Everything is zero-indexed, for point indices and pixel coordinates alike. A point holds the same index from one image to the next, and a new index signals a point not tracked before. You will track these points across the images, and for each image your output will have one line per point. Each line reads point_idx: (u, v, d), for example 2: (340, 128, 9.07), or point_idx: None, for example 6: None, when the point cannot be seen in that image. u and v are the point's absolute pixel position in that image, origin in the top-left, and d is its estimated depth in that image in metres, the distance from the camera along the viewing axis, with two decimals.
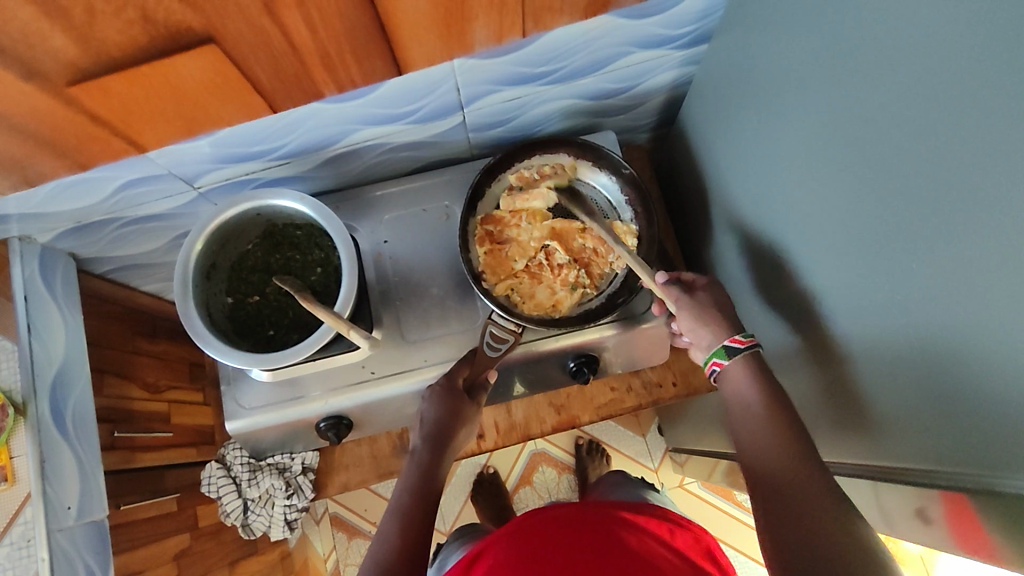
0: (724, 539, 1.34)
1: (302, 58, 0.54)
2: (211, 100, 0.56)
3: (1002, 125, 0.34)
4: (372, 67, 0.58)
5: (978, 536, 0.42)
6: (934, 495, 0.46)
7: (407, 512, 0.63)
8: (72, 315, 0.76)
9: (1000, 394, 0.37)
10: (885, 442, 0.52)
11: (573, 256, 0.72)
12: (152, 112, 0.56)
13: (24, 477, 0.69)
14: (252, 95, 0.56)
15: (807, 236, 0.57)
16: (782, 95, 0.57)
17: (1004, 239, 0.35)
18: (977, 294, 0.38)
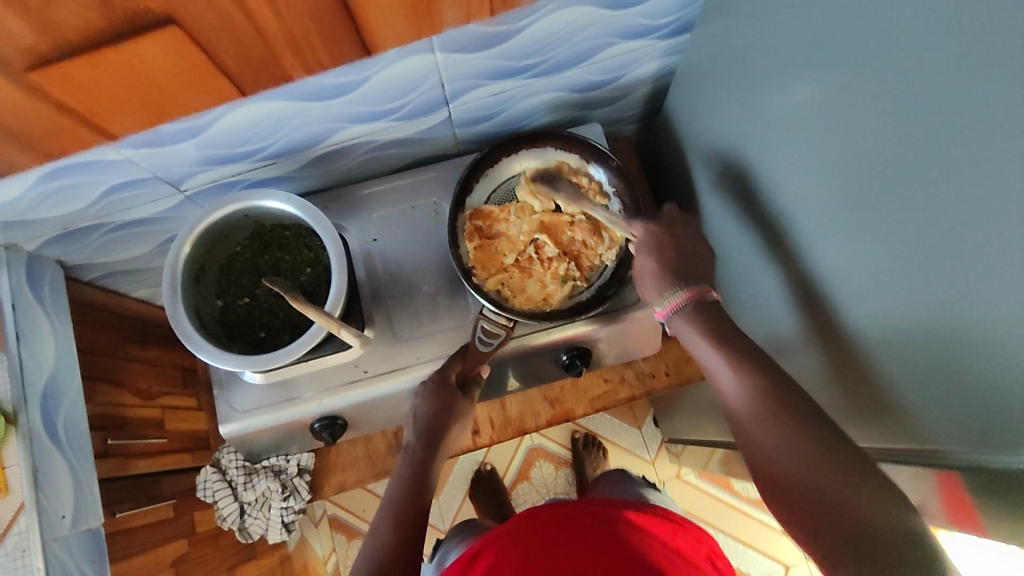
0: (723, 528, 1.34)
1: (265, 38, 0.52)
2: (178, 87, 0.54)
3: (988, 103, 0.35)
4: (342, 50, 0.56)
5: (972, 512, 0.43)
6: (930, 475, 0.46)
7: (401, 510, 0.63)
8: (61, 324, 0.75)
9: (996, 369, 0.38)
10: (881, 424, 0.52)
11: (562, 249, 0.72)
12: (118, 100, 0.54)
13: (19, 486, 0.65)
14: (219, 79, 0.55)
15: (794, 222, 0.57)
16: (766, 81, 0.57)
17: (993, 216, 0.36)
18: (970, 272, 0.38)
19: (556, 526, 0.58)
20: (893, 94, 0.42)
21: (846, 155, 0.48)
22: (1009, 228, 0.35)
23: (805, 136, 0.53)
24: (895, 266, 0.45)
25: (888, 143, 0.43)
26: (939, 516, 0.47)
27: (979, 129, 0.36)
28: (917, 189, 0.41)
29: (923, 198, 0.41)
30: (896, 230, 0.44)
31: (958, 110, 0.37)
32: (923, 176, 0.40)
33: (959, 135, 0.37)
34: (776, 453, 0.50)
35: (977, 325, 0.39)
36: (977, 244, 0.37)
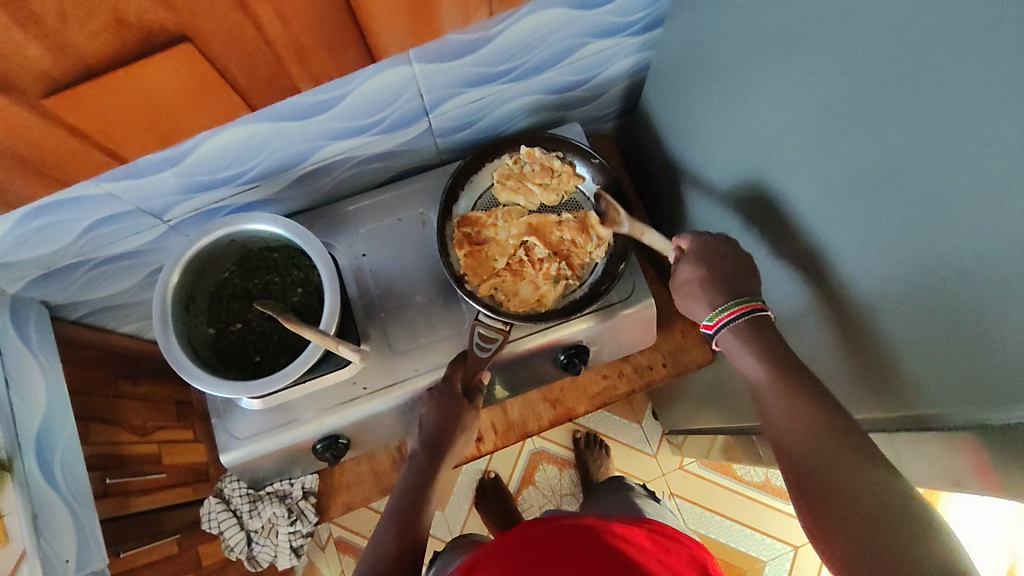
0: (731, 515, 1.35)
1: (275, 52, 0.53)
2: (188, 104, 0.54)
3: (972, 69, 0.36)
4: (347, 58, 0.57)
5: (973, 466, 0.45)
6: (962, 444, 0.45)
7: (404, 514, 0.64)
8: (50, 365, 0.74)
9: (994, 326, 0.39)
10: (876, 396, 0.54)
11: (552, 249, 0.72)
12: (132, 121, 0.54)
13: (18, 535, 0.63)
14: (229, 95, 0.55)
15: (781, 204, 0.59)
16: (741, 69, 0.58)
17: (987, 177, 0.37)
18: (966, 235, 0.39)
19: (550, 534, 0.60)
20: (875, 69, 0.43)
21: (830, 133, 0.49)
22: (1001, 189, 0.36)
23: (787, 118, 0.54)
24: (888, 236, 0.46)
25: (874, 117, 0.44)
26: (944, 476, 0.49)
27: (962, 96, 0.37)
28: (908, 159, 0.42)
29: (915, 167, 0.42)
30: (889, 200, 0.45)
31: (941, 78, 0.38)
32: (912, 146, 0.41)
33: (946, 104, 0.38)
34: (813, 455, 0.50)
35: (975, 284, 0.40)
36: (970, 205, 0.38)
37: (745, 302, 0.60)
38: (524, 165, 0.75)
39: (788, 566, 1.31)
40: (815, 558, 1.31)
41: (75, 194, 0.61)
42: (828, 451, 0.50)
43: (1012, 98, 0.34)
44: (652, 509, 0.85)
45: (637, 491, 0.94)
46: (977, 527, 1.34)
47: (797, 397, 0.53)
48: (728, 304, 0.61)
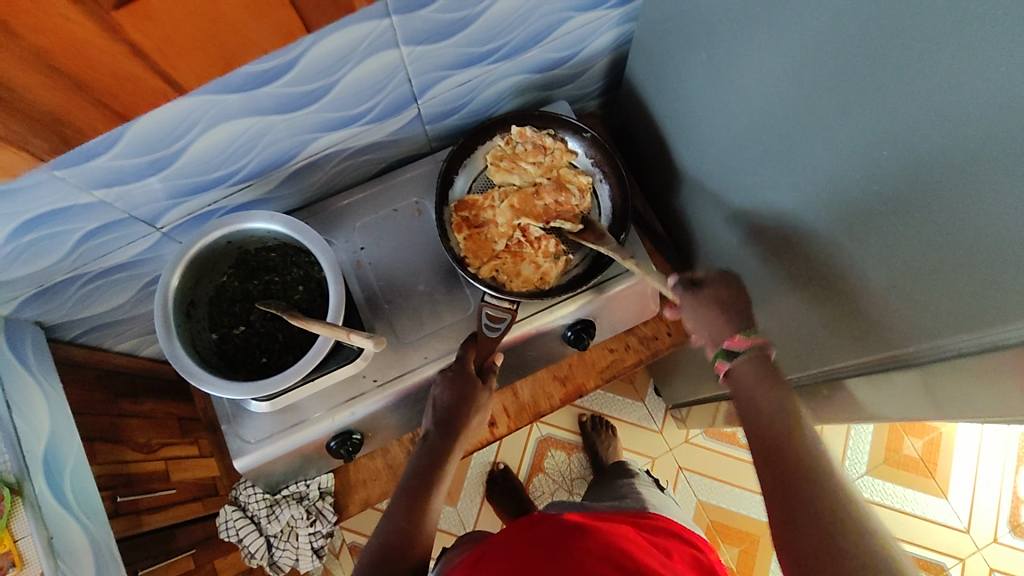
0: (740, 483, 1.36)
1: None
2: (243, 22, 0.49)
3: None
4: None
5: (993, 385, 0.46)
6: (969, 364, 0.46)
7: (416, 494, 0.64)
8: (51, 386, 0.72)
9: (999, 244, 0.40)
10: (878, 339, 0.55)
11: (544, 219, 0.73)
12: (186, 40, 0.48)
13: (35, 558, 0.62)
14: (286, 13, 0.50)
15: (777, 159, 0.59)
16: (729, 29, 0.59)
17: (984, 104, 0.38)
18: (967, 162, 0.40)
19: (546, 537, 0.59)
20: (868, 7, 0.44)
21: (825, 77, 0.50)
22: (997, 112, 0.37)
23: (779, 71, 0.55)
24: (891, 174, 0.47)
25: (869, 55, 0.45)
26: (964, 403, 0.50)
27: (957, 23, 0.38)
28: (906, 93, 0.43)
29: (913, 100, 0.43)
30: (886, 137, 0.46)
31: (934, 9, 0.39)
32: (908, 80, 0.42)
33: (941, 31, 0.39)
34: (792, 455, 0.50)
35: (974, 206, 0.41)
36: (969, 130, 0.39)
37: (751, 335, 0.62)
38: (517, 146, 0.75)
39: None
40: None
41: (66, 205, 0.60)
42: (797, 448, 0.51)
43: (1008, 15, 0.35)
44: (654, 502, 0.82)
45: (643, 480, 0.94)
46: (977, 474, 1.38)
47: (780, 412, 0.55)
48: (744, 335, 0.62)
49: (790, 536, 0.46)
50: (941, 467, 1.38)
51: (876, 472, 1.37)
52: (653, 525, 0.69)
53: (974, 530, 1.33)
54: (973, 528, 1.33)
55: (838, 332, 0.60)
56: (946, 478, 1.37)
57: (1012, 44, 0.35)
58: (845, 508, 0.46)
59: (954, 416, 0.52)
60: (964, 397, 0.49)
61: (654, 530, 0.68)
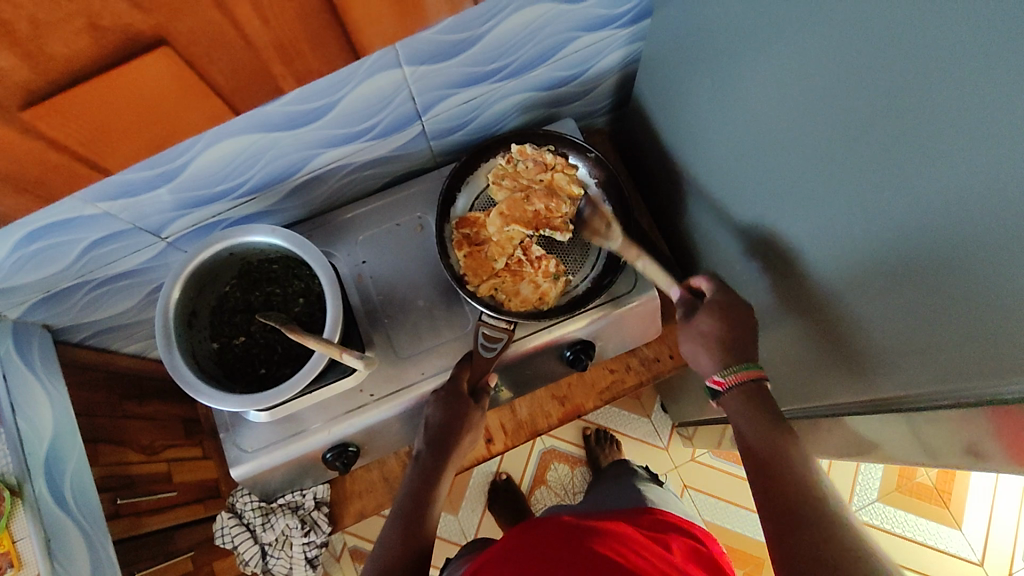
0: (745, 504, 1.34)
1: (256, 49, 0.51)
2: (174, 107, 0.53)
3: (959, 48, 0.36)
4: (326, 54, 0.55)
5: (976, 437, 0.44)
6: (964, 417, 0.45)
7: (410, 517, 0.64)
8: (56, 388, 0.74)
9: (995, 291, 0.38)
10: (863, 381, 0.56)
11: (534, 225, 0.72)
12: (114, 128, 0.52)
13: (32, 559, 0.63)
14: (210, 95, 0.54)
15: (779, 189, 0.59)
16: (733, 56, 0.58)
17: (981, 154, 0.37)
18: (964, 211, 0.39)
19: (534, 546, 0.59)
20: (867, 43, 0.43)
21: (824, 111, 0.49)
22: (994, 161, 0.36)
23: (779, 103, 0.54)
24: (887, 213, 0.46)
25: (866, 91, 0.44)
26: (949, 454, 0.49)
27: (954, 69, 0.37)
28: (902, 135, 0.42)
29: (908, 140, 0.42)
30: (884, 176, 0.45)
31: (932, 52, 0.38)
32: (906, 121, 0.41)
33: (939, 72, 0.38)
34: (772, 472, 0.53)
35: (972, 252, 0.40)
36: (966, 177, 0.38)
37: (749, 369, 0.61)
38: (519, 164, 0.75)
39: None
40: None
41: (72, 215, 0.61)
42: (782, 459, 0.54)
43: (1006, 62, 0.33)
44: (653, 496, 0.82)
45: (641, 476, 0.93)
46: (992, 505, 1.34)
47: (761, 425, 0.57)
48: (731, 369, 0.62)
49: (777, 533, 0.49)
50: (955, 497, 1.34)
51: (887, 498, 1.34)
52: (648, 518, 0.71)
53: (987, 563, 1.30)
54: (986, 561, 1.30)
55: (836, 372, 0.59)
56: (960, 508, 1.34)
57: (1008, 92, 0.34)
58: (822, 502, 0.49)
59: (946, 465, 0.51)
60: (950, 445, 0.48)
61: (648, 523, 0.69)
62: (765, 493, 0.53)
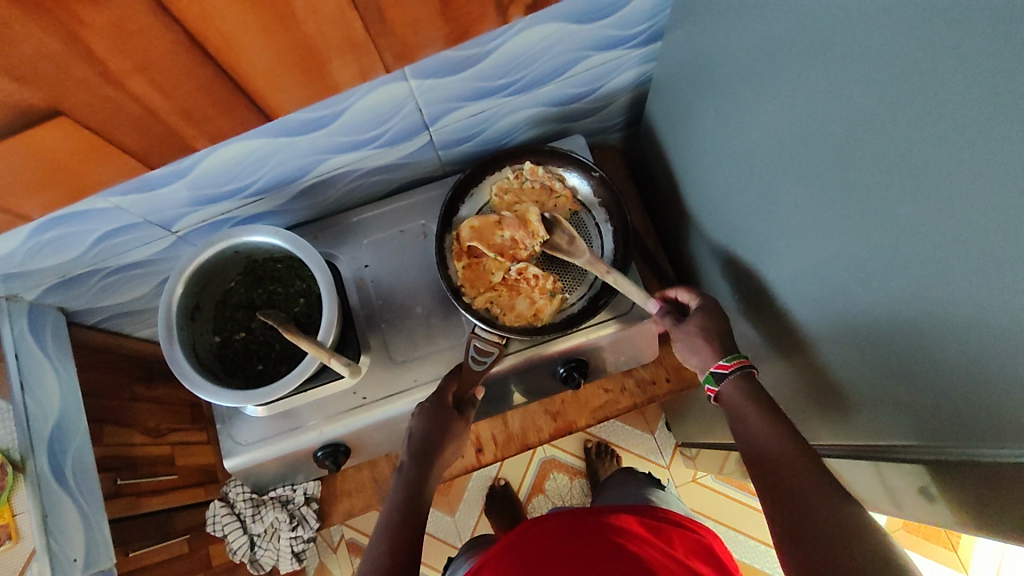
0: (744, 530, 1.32)
1: (160, 114, 0.54)
2: (86, 167, 0.57)
3: (937, 103, 0.35)
4: (241, 117, 0.59)
5: (952, 499, 0.44)
6: (943, 473, 0.44)
7: (398, 527, 0.62)
8: (66, 370, 0.77)
9: (972, 350, 0.37)
10: (853, 426, 0.54)
11: (498, 251, 0.71)
12: (28, 188, 0.57)
13: (29, 533, 0.66)
14: (120, 153, 0.57)
15: (772, 223, 0.58)
16: (734, 86, 0.58)
17: (957, 211, 0.36)
18: (939, 266, 0.38)
19: (514, 555, 0.59)
20: (856, 87, 0.41)
21: (815, 151, 0.48)
22: (971, 218, 0.35)
23: (775, 138, 0.53)
24: (871, 260, 0.45)
25: (853, 136, 0.43)
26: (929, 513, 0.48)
27: (931, 122, 0.36)
28: (884, 185, 0.41)
29: (888, 188, 0.41)
30: (868, 222, 0.44)
31: (912, 104, 0.37)
32: (888, 171, 0.40)
33: (921, 123, 0.37)
34: (795, 484, 0.48)
35: (949, 309, 0.38)
36: (942, 233, 0.37)
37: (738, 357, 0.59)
38: (522, 180, 0.75)
39: None
40: None
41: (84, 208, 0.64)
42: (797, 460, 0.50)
43: (984, 121, 0.32)
44: (659, 494, 0.86)
45: (643, 483, 0.92)
46: (1003, 552, 1.30)
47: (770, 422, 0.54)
48: (730, 356, 0.60)
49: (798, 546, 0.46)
50: (963, 544, 1.30)
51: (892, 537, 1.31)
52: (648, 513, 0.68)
53: None
54: None
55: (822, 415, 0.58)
56: (968, 553, 1.29)
57: (983, 152, 0.33)
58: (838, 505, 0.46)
59: (910, 514, 0.51)
60: (915, 494, 0.48)
61: (648, 517, 0.67)
62: (776, 499, 0.49)
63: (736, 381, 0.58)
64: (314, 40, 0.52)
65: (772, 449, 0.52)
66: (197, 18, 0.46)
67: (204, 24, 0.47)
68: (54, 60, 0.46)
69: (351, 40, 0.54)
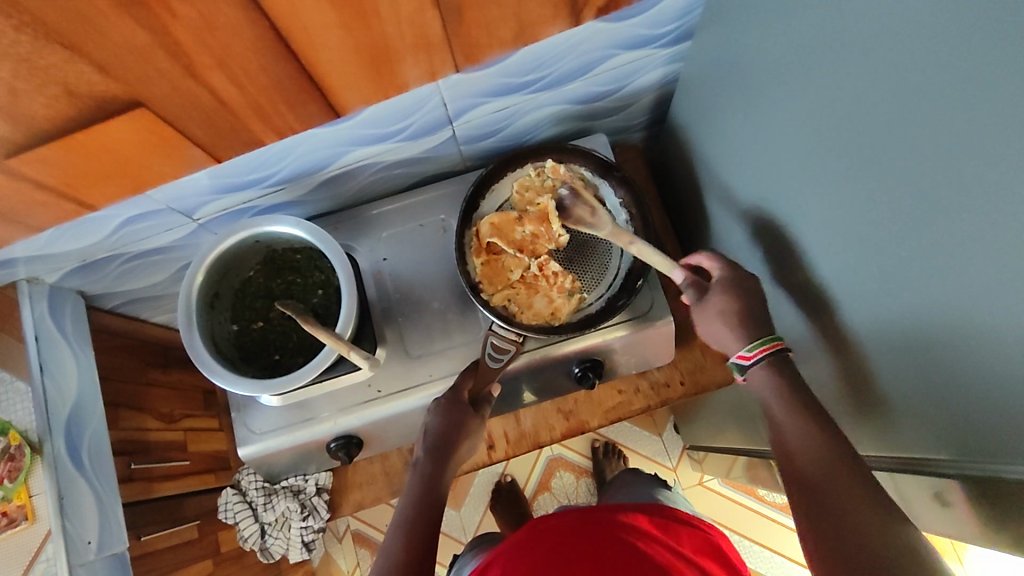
0: (749, 535, 1.32)
1: (233, 110, 0.57)
2: (149, 157, 0.60)
3: (986, 111, 0.34)
4: (307, 111, 0.61)
5: (968, 513, 0.43)
6: (959, 486, 0.43)
7: (412, 523, 0.63)
8: (84, 353, 0.77)
9: (1004, 366, 0.37)
10: (876, 436, 0.53)
11: (516, 247, 0.72)
12: (95, 175, 0.60)
13: (44, 514, 0.70)
14: (191, 148, 0.61)
15: (799, 229, 0.57)
16: (767, 89, 0.57)
17: (999, 225, 0.35)
18: (975, 277, 0.38)
19: (524, 549, 0.60)
20: (901, 94, 0.41)
21: (851, 158, 0.47)
22: (1011, 230, 0.34)
23: (808, 142, 0.52)
24: (901, 270, 0.44)
25: (894, 143, 0.42)
26: (940, 525, 0.48)
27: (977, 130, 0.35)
28: (920, 195, 0.40)
29: (926, 199, 0.40)
30: (901, 231, 0.43)
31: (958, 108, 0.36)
32: (925, 180, 0.40)
33: (967, 132, 0.36)
34: (831, 489, 0.49)
35: (984, 323, 0.38)
36: (984, 245, 0.36)
37: (772, 342, 0.57)
38: (524, 188, 0.74)
39: None
40: None
41: (126, 192, 0.64)
42: (825, 461, 0.50)
43: None
44: (666, 494, 0.86)
45: (657, 484, 0.92)
46: None
47: (796, 419, 0.53)
48: (753, 343, 0.58)
49: (831, 550, 0.47)
50: None
51: None
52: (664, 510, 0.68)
53: None
54: None
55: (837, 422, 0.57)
56: None
57: None
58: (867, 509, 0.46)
59: (922, 519, 0.51)
60: (929, 496, 0.48)
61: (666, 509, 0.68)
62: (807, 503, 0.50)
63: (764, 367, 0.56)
64: (390, 39, 0.55)
65: (801, 450, 0.52)
66: (285, 15, 0.49)
67: (290, 20, 0.49)
68: (138, 51, 0.48)
69: (425, 39, 0.56)
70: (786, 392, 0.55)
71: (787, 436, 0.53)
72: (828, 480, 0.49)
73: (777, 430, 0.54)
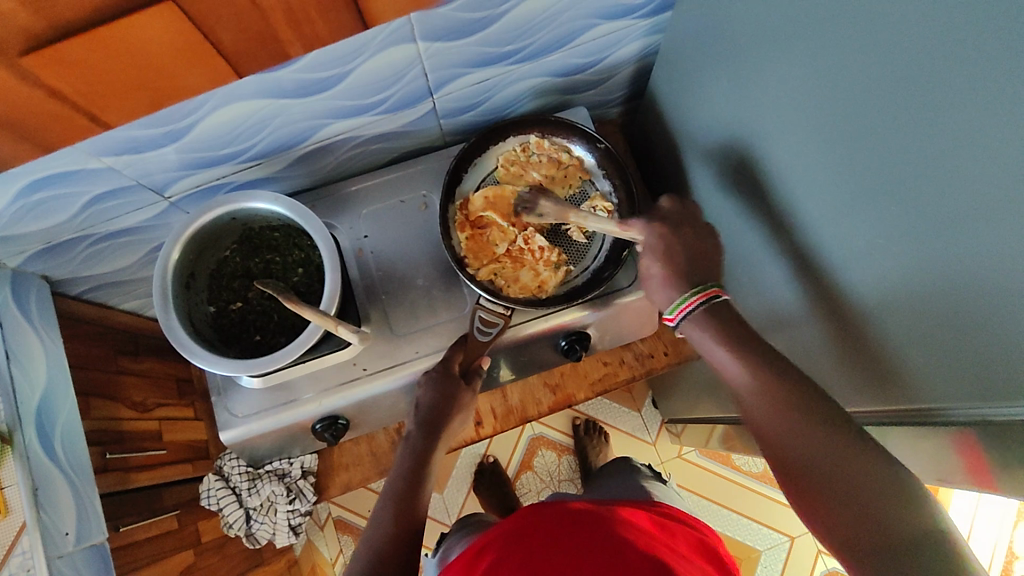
0: (728, 504, 1.36)
1: (265, 12, 0.51)
2: (176, 68, 0.53)
3: (968, 72, 0.36)
4: (339, 21, 0.55)
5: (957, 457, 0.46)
6: (951, 434, 0.45)
7: (404, 496, 0.62)
8: (52, 341, 0.74)
9: (989, 317, 0.38)
10: (863, 390, 0.55)
11: (510, 220, 0.72)
12: (111, 85, 0.52)
13: (19, 507, 0.63)
14: (214, 56, 0.53)
15: (782, 195, 0.58)
16: (747, 59, 0.58)
17: (982, 182, 0.36)
18: (960, 234, 0.39)
19: (522, 536, 0.59)
20: (882, 58, 0.42)
21: (833, 121, 0.48)
22: (994, 184, 0.36)
23: (790, 110, 0.53)
24: (886, 231, 0.45)
25: (876, 107, 0.43)
26: (931, 471, 0.51)
27: (957, 92, 0.37)
28: (904, 156, 0.42)
29: (910, 157, 0.41)
30: (886, 190, 0.44)
31: (940, 70, 0.37)
32: (908, 142, 0.41)
33: (947, 93, 0.37)
34: (829, 468, 0.47)
35: (968, 277, 0.39)
36: (967, 203, 0.38)
37: (704, 289, 0.58)
38: (545, 217, 0.67)
39: (784, 555, 1.32)
40: (810, 549, 1.31)
41: (147, 110, 0.57)
42: (806, 442, 0.48)
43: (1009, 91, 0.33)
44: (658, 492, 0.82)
45: (642, 473, 0.92)
46: (971, 523, 1.30)
47: (774, 399, 0.51)
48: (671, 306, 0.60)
49: (846, 533, 0.45)
50: None
51: None
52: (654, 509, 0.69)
53: None
54: None
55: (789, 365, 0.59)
56: None
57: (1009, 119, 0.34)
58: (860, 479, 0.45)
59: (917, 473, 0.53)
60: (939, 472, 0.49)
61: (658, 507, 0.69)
62: (806, 488, 0.48)
63: (695, 319, 0.58)
64: None
65: (785, 437, 0.50)
66: None
67: None
68: None
69: None
70: (749, 366, 0.53)
71: (762, 417, 0.52)
72: (819, 460, 0.47)
73: (754, 418, 0.52)
